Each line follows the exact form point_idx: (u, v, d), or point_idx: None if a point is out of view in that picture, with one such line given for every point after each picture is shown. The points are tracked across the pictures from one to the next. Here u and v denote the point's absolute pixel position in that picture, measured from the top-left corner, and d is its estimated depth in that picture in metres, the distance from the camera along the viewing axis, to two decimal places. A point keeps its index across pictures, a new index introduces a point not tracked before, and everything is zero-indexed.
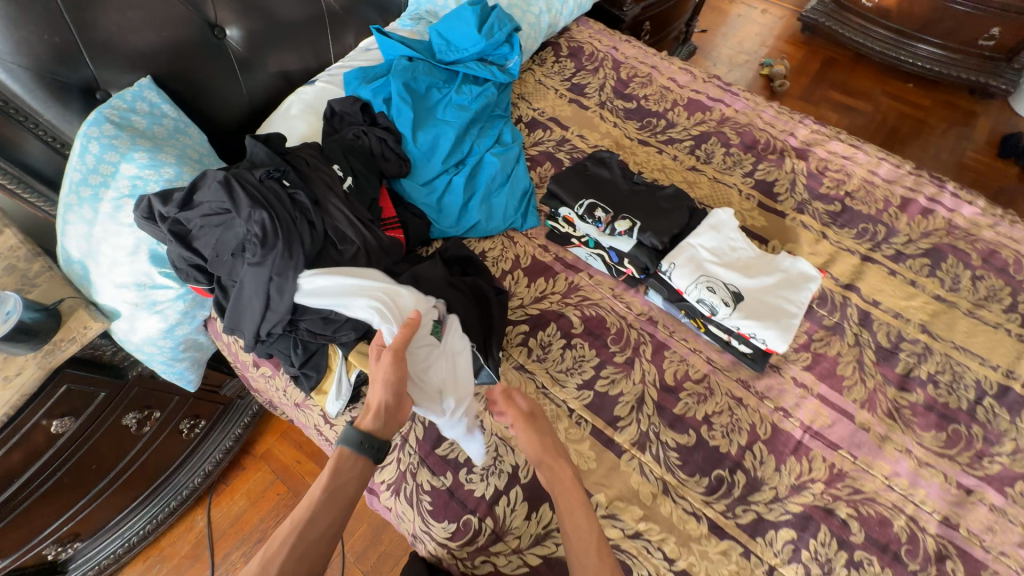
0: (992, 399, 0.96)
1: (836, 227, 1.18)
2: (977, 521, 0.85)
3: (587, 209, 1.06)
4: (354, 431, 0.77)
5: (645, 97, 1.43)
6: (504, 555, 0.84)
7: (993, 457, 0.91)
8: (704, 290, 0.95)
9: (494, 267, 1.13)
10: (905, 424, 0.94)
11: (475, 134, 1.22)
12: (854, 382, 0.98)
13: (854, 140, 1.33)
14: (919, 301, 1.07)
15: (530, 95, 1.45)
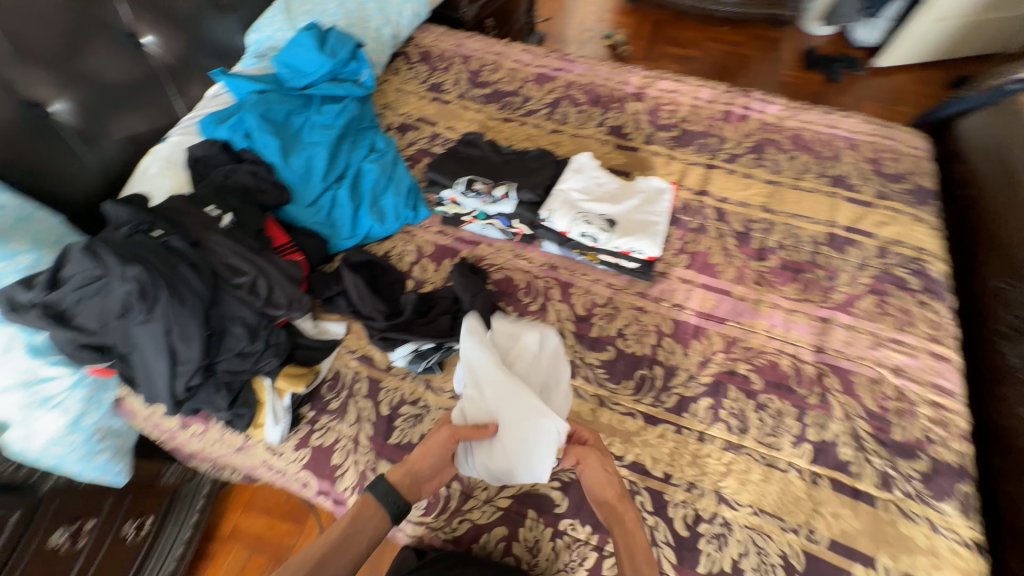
0: (825, 245, 1.18)
1: (680, 148, 1.38)
2: (838, 340, 1.04)
3: (466, 185, 1.15)
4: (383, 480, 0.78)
5: (498, 81, 1.57)
6: (478, 509, 0.90)
7: (838, 288, 1.11)
8: (582, 224, 1.08)
9: (401, 263, 1.19)
10: (769, 285, 1.13)
11: (347, 148, 1.28)
12: (724, 265, 1.16)
13: (677, 76, 1.56)
14: (756, 188, 1.28)
15: (393, 103, 1.52)
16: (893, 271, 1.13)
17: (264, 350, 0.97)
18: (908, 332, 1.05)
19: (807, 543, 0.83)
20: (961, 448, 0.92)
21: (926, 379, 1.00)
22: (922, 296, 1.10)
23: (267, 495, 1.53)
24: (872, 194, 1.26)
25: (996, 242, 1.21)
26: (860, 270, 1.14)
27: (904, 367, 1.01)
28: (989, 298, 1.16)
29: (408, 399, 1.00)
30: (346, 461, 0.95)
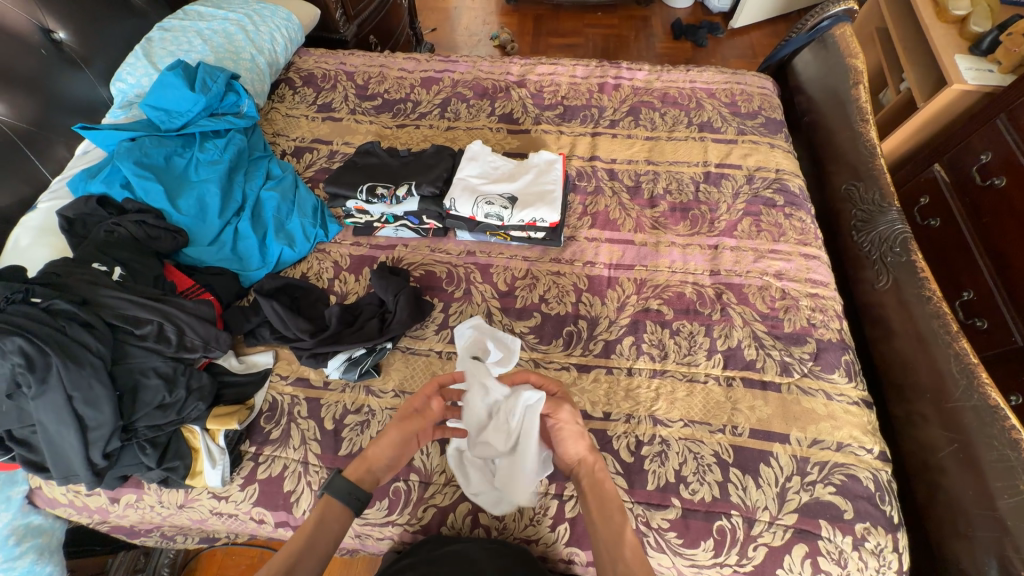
0: (704, 183, 1.32)
1: (567, 123, 1.48)
2: (728, 261, 1.18)
3: (368, 192, 1.18)
4: (342, 480, 0.75)
5: (386, 91, 1.60)
6: (440, 492, 0.92)
7: (721, 217, 1.26)
8: (485, 205, 1.14)
9: (320, 281, 1.18)
10: (664, 227, 1.25)
11: (241, 180, 1.26)
12: (623, 218, 1.27)
13: (552, 60, 1.67)
14: (638, 145, 1.41)
15: (284, 129, 1.51)
16: (762, 194, 1.29)
17: (186, 396, 0.93)
18: (783, 241, 1.21)
19: (733, 438, 0.94)
20: (839, 327, 1.08)
21: (803, 277, 1.15)
22: (789, 209, 1.26)
23: (237, 559, 1.36)
24: (734, 133, 1.42)
25: (838, 154, 1.42)
26: (735, 198, 1.29)
27: (784, 271, 1.16)
28: (841, 200, 1.36)
29: (351, 408, 1.00)
30: (298, 484, 0.93)
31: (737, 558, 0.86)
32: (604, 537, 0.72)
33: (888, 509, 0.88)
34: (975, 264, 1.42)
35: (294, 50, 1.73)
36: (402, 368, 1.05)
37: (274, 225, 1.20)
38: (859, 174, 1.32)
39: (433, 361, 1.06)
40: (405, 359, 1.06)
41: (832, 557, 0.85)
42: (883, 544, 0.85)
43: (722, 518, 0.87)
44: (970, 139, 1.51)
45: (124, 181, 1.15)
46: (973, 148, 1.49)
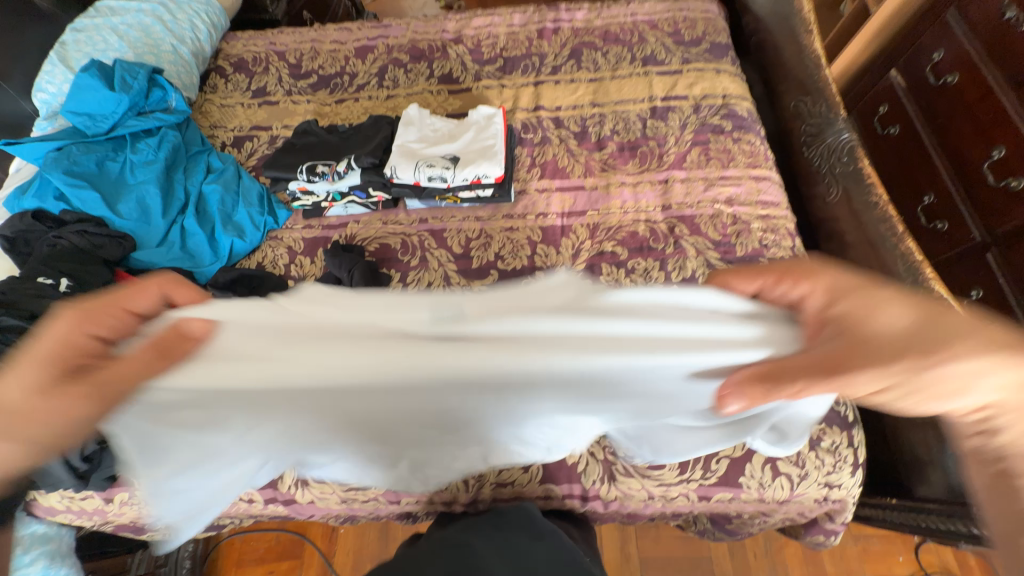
0: (650, 119, 1.30)
1: (507, 75, 1.44)
2: (678, 194, 1.18)
3: (309, 171, 1.16)
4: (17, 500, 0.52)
5: (321, 67, 1.54)
6: None
7: (669, 152, 1.24)
8: (427, 169, 1.12)
9: (276, 268, 1.18)
10: (614, 168, 1.24)
11: (180, 176, 1.23)
12: (572, 165, 1.25)
13: (489, 11, 1.60)
14: (582, 89, 1.38)
15: (221, 120, 1.46)
16: (709, 121, 1.27)
17: None
18: (732, 167, 1.20)
19: None
20: (791, 245, 1.09)
21: (754, 200, 1.15)
22: (737, 134, 1.25)
23: (256, 544, 1.47)
24: (679, 63, 1.38)
25: (785, 72, 1.39)
26: (683, 130, 1.27)
27: (735, 197, 1.16)
28: (792, 117, 1.34)
29: None
30: None
31: (702, 473, 0.90)
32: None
33: (843, 409, 0.92)
34: (932, 166, 1.42)
35: (219, 36, 1.65)
36: None
37: (221, 219, 1.19)
38: (805, 88, 1.29)
39: None
40: None
41: (791, 460, 0.89)
42: (838, 441, 0.90)
43: None
44: (923, 39, 1.47)
45: (58, 193, 1.13)
46: (925, 49, 1.46)
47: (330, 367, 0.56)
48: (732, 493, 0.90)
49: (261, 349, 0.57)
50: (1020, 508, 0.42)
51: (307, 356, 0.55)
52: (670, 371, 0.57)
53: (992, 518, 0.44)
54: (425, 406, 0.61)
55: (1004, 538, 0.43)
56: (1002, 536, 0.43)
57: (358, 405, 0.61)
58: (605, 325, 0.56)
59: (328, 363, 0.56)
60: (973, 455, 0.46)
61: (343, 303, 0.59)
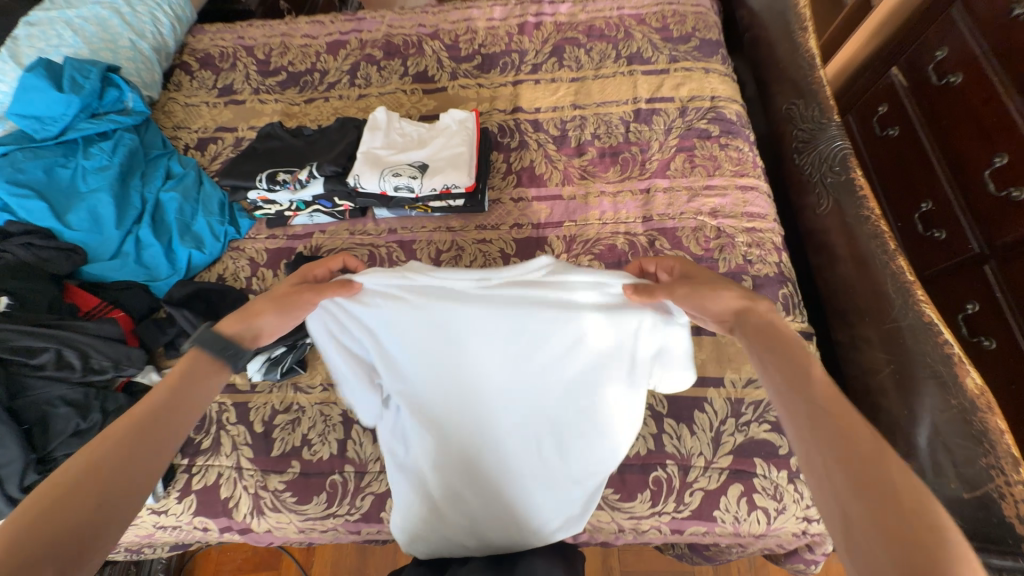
0: (633, 122, 1.23)
1: (485, 74, 1.36)
2: (660, 205, 1.11)
3: (269, 180, 1.09)
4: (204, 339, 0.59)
5: (290, 63, 1.47)
6: (377, 480, 0.91)
7: (651, 158, 1.17)
8: (393, 178, 1.05)
9: (237, 280, 1.13)
10: (593, 176, 1.17)
11: (137, 183, 1.17)
12: (550, 173, 1.19)
13: (468, 3, 1.51)
14: (563, 89, 1.30)
15: (184, 121, 1.39)
16: (695, 126, 1.20)
17: (104, 418, 0.90)
18: (717, 175, 1.14)
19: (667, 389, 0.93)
20: (776, 260, 1.04)
21: (739, 212, 1.09)
22: (725, 140, 1.18)
23: (231, 556, 1.44)
24: (666, 61, 1.31)
25: (779, 71, 1.31)
26: (668, 134, 1.20)
27: (719, 208, 1.10)
28: (783, 121, 1.27)
29: (279, 408, 0.98)
30: (235, 490, 0.93)
31: (674, 505, 0.86)
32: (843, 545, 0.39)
33: None
34: (932, 171, 1.36)
35: (185, 29, 1.57)
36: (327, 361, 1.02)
37: (179, 229, 1.13)
38: (799, 90, 1.22)
39: None
40: None
41: (768, 493, 0.85)
42: None
43: (658, 469, 0.87)
44: (927, 36, 1.39)
45: (3, 204, 1.07)
46: (928, 46, 1.38)
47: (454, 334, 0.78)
48: (706, 527, 0.86)
49: (407, 317, 0.77)
50: (842, 425, 0.44)
51: (438, 330, 0.77)
52: (606, 351, 0.77)
53: (821, 440, 0.44)
54: (496, 380, 0.79)
55: (844, 458, 0.42)
56: (839, 459, 0.42)
57: (414, 365, 0.78)
58: (564, 301, 0.76)
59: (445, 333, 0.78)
60: (795, 379, 0.48)
61: (445, 274, 0.76)
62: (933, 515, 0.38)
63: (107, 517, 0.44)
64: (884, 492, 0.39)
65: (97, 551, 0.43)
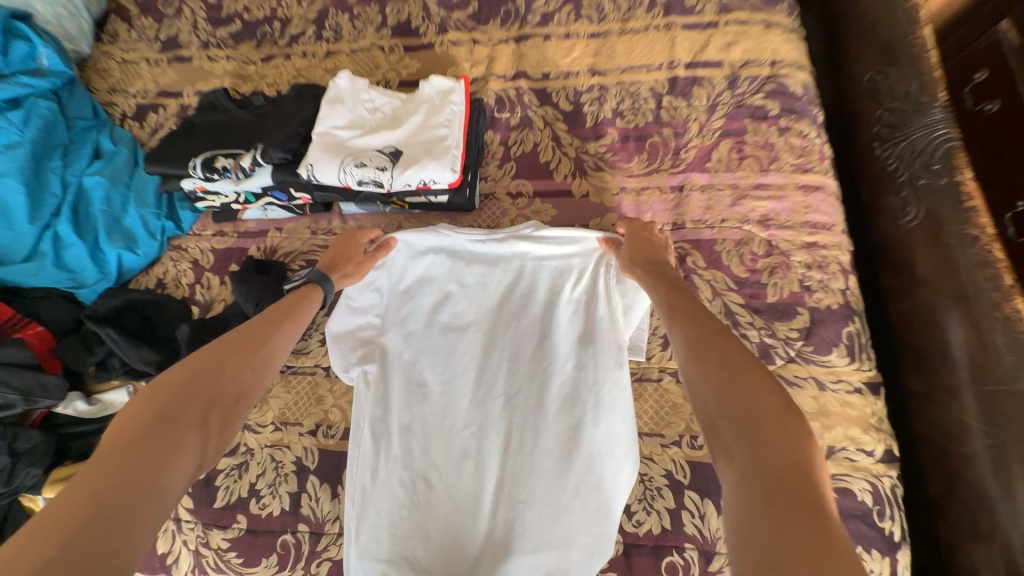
0: (667, 96, 0.96)
1: (482, 26, 1.08)
2: (696, 209, 0.87)
3: (206, 166, 0.88)
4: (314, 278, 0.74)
5: (245, 9, 1.19)
6: (335, 544, 0.76)
7: (688, 145, 0.92)
8: (355, 169, 0.82)
9: (179, 288, 0.95)
10: (612, 167, 0.93)
11: (54, 164, 0.97)
12: (557, 161, 0.95)
13: None
14: (579, 49, 1.03)
15: (121, 82, 1.16)
16: (748, 102, 0.93)
17: (13, 463, 0.76)
18: (773, 171, 0.88)
19: (690, 452, 0.74)
20: (842, 288, 0.81)
21: (798, 221, 0.85)
22: (786, 122, 0.91)
23: None
24: (715, 11, 1.01)
25: (862, 26, 1.00)
26: (711, 113, 0.93)
27: (772, 215, 0.86)
28: (861, 96, 0.98)
29: (223, 450, 0.83)
30: (173, 545, 0.80)
31: None
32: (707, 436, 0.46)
33: (888, 527, 0.69)
34: None
35: None
36: (281, 394, 0.85)
37: (105, 224, 0.94)
38: (889, 55, 0.93)
39: (319, 382, 0.85)
40: (285, 383, 0.86)
41: None
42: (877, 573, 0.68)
43: (674, 553, 0.71)
44: None
45: None
46: None
47: (468, 297, 0.82)
48: None
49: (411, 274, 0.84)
50: (720, 348, 0.51)
51: (453, 295, 0.83)
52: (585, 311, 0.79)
53: (697, 357, 0.51)
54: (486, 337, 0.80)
55: (716, 376, 0.48)
56: (706, 364, 0.49)
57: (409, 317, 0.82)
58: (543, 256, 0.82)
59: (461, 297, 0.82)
60: (694, 319, 0.56)
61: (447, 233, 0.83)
62: (783, 421, 0.43)
63: (210, 416, 0.54)
64: (745, 395, 0.45)
65: (200, 442, 0.52)
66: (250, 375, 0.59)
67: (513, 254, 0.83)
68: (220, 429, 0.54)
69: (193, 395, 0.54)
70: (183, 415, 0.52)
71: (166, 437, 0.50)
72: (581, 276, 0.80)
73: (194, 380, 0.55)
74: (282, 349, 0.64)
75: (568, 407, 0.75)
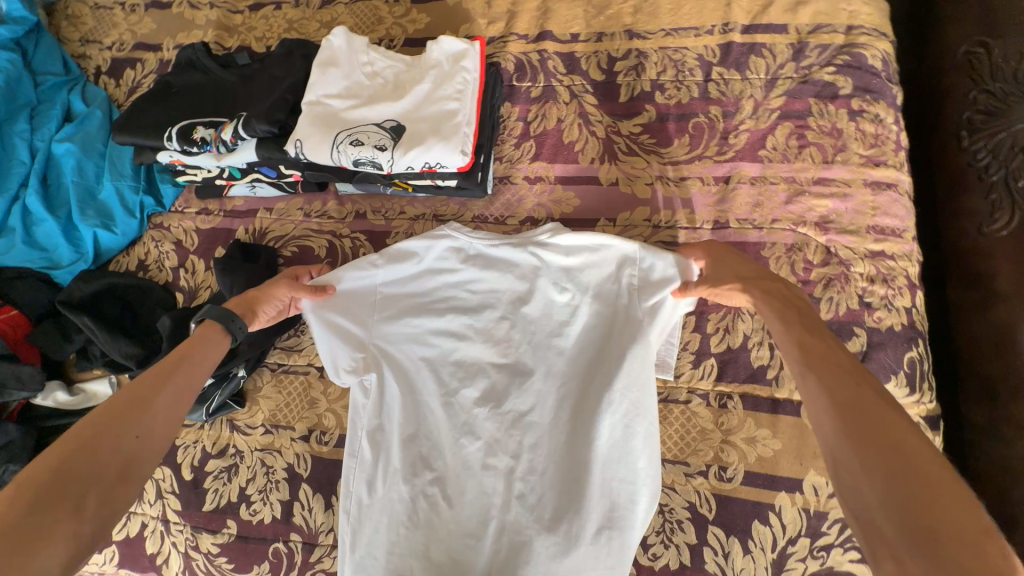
0: (717, 67, 0.81)
1: None
2: (742, 205, 0.75)
3: (183, 137, 0.78)
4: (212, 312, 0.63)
5: None
6: (328, 557, 0.72)
7: (738, 128, 0.78)
8: (350, 148, 0.71)
9: (162, 271, 0.87)
10: (647, 151, 0.80)
11: (19, 127, 0.87)
12: (584, 141, 0.82)
13: None
14: (615, 6, 0.87)
15: (94, 32, 1.03)
16: (815, 77, 0.78)
17: None
18: (838, 163, 0.75)
19: (718, 485, 0.67)
20: (908, 306, 0.70)
21: (863, 225, 0.73)
22: (858, 103, 0.77)
23: None
24: None
25: None
26: (769, 89, 0.79)
27: (833, 216, 0.74)
28: (950, 72, 0.83)
29: (212, 451, 0.78)
30: (162, 546, 0.76)
31: None
32: (858, 529, 0.37)
33: None
34: None
35: None
36: (272, 394, 0.79)
37: (78, 197, 0.85)
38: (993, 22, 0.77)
39: (313, 382, 0.79)
40: (275, 382, 0.79)
41: None
42: None
43: None
44: None
45: None
46: None
47: (483, 303, 0.73)
48: None
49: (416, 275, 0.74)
50: (875, 419, 0.39)
51: (465, 299, 0.73)
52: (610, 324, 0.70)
53: (845, 425, 0.40)
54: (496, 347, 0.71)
55: (875, 459, 0.37)
56: (859, 442, 0.39)
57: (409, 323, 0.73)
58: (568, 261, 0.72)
59: (476, 301, 0.73)
60: (836, 370, 0.44)
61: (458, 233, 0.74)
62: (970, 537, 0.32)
63: (70, 514, 0.44)
64: (908, 488, 0.35)
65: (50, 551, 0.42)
66: (141, 442, 0.50)
67: (529, 260, 0.73)
68: (106, 508, 0.46)
69: (65, 474, 0.45)
70: (54, 501, 0.43)
71: (32, 531, 0.41)
72: (609, 287, 0.70)
73: (71, 453, 0.46)
74: (178, 401, 0.55)
75: (588, 432, 0.66)
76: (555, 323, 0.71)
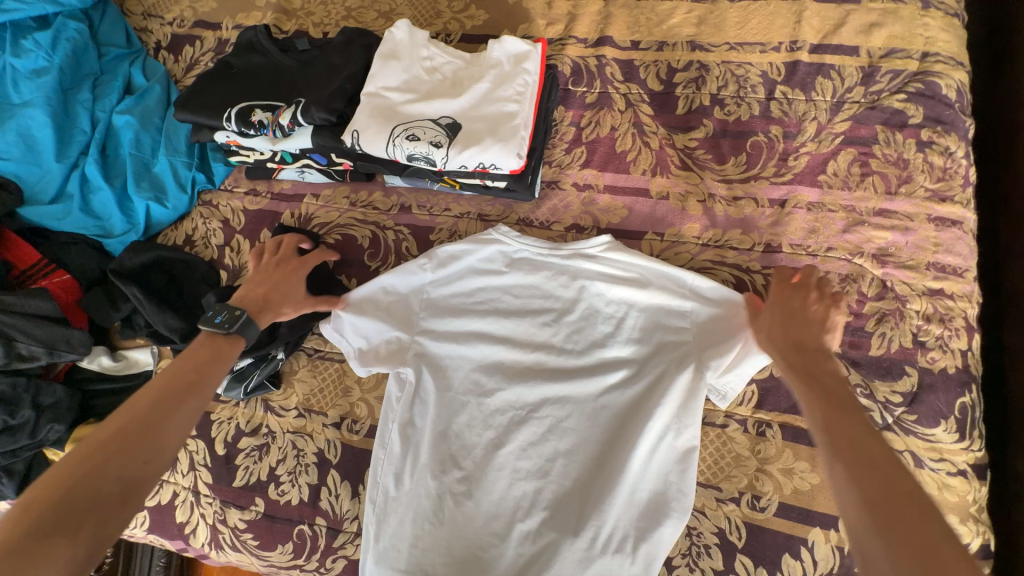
0: (781, 85, 0.79)
1: None
2: (797, 230, 0.74)
3: (240, 119, 0.78)
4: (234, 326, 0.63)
5: None
6: (351, 544, 0.73)
7: (798, 151, 0.76)
8: (405, 142, 0.72)
9: (207, 248, 0.88)
10: (701, 166, 0.79)
11: (83, 97, 0.89)
12: (637, 152, 0.81)
13: None
14: (679, 16, 0.85)
15: (157, 6, 1.05)
16: (884, 103, 0.76)
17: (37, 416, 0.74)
18: (901, 194, 0.73)
19: (750, 513, 0.66)
20: (964, 349, 0.67)
21: (923, 261, 0.70)
22: (928, 134, 0.74)
23: None
24: None
25: None
26: (834, 112, 0.77)
27: (891, 249, 0.71)
28: None
29: (245, 428, 0.79)
30: (192, 516, 0.78)
31: None
32: None
33: None
34: None
35: None
36: (306, 378, 0.80)
37: (134, 169, 0.87)
38: None
39: (347, 371, 0.79)
40: (311, 367, 0.80)
41: None
42: None
43: None
44: None
45: None
46: None
47: (524, 309, 0.72)
48: None
49: (458, 276, 0.75)
50: (894, 502, 0.40)
51: (506, 303, 0.73)
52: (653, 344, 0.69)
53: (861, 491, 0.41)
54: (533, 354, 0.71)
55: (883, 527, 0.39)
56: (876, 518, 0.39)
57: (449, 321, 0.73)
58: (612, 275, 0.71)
59: (517, 305, 0.73)
60: (860, 444, 0.44)
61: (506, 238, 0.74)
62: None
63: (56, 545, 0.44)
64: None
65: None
66: (148, 465, 0.51)
67: (574, 271, 0.73)
68: (100, 534, 0.46)
69: (78, 490, 0.46)
70: (59, 522, 0.45)
71: (32, 549, 0.43)
72: (654, 305, 0.70)
73: (78, 474, 0.47)
74: (187, 424, 0.55)
75: (621, 449, 0.66)
76: (597, 334, 0.70)
